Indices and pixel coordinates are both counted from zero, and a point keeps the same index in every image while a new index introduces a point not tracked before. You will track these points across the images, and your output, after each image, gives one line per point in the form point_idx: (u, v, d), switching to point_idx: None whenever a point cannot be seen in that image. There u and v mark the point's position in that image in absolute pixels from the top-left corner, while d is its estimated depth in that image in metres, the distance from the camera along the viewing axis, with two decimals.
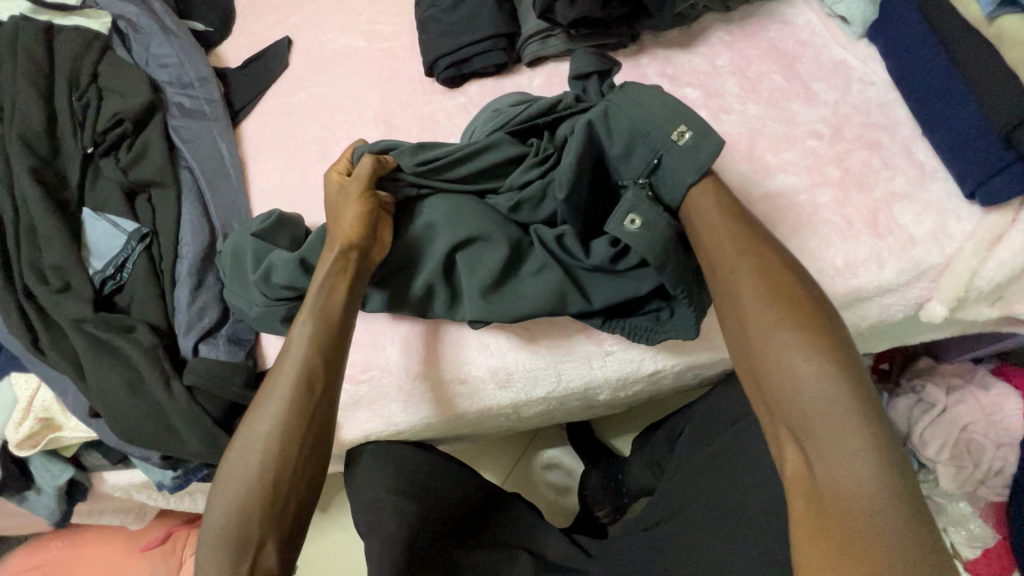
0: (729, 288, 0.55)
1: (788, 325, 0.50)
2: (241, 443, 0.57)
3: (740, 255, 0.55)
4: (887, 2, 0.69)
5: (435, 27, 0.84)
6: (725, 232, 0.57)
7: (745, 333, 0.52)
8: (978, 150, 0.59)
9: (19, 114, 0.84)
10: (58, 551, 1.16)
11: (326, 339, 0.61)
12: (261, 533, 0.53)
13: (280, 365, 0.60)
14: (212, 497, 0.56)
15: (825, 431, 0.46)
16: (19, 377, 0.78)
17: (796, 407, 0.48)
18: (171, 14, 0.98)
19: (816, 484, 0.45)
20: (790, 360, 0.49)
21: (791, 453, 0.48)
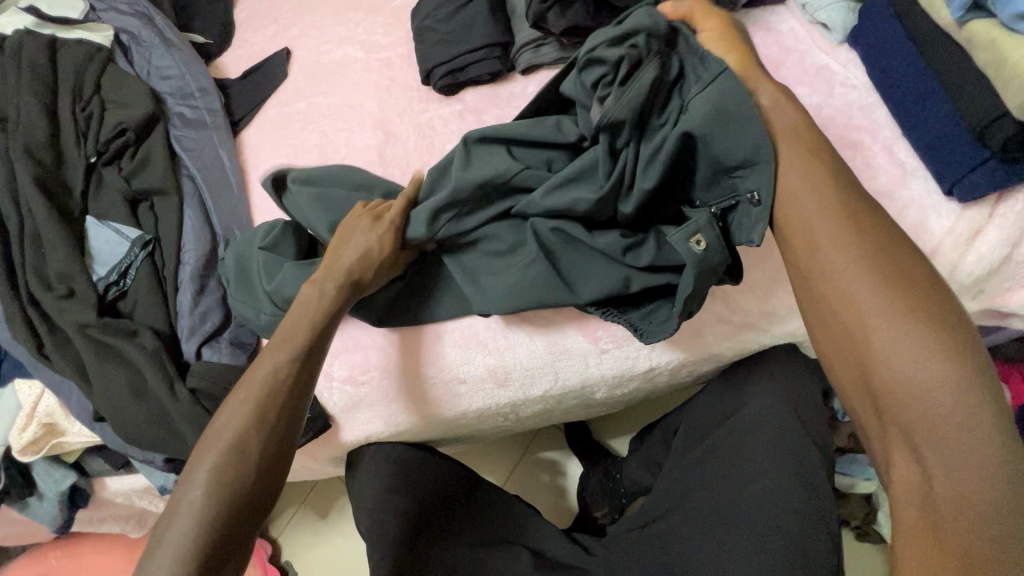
0: (829, 279, 0.51)
1: (904, 325, 0.47)
2: (218, 442, 0.55)
3: (843, 243, 0.51)
4: (865, 10, 0.71)
5: (431, 36, 0.86)
6: (823, 214, 0.53)
7: (849, 325, 0.49)
8: (954, 148, 0.62)
9: (24, 125, 0.86)
10: (58, 560, 1.16)
11: (318, 344, 0.63)
12: (227, 556, 0.52)
13: (253, 379, 0.59)
14: (178, 492, 0.53)
15: (947, 440, 0.43)
16: (22, 384, 0.79)
17: (911, 412, 0.45)
18: (172, 28, 1.00)
19: (932, 493, 0.43)
20: (907, 360, 0.46)
21: (900, 457, 0.46)
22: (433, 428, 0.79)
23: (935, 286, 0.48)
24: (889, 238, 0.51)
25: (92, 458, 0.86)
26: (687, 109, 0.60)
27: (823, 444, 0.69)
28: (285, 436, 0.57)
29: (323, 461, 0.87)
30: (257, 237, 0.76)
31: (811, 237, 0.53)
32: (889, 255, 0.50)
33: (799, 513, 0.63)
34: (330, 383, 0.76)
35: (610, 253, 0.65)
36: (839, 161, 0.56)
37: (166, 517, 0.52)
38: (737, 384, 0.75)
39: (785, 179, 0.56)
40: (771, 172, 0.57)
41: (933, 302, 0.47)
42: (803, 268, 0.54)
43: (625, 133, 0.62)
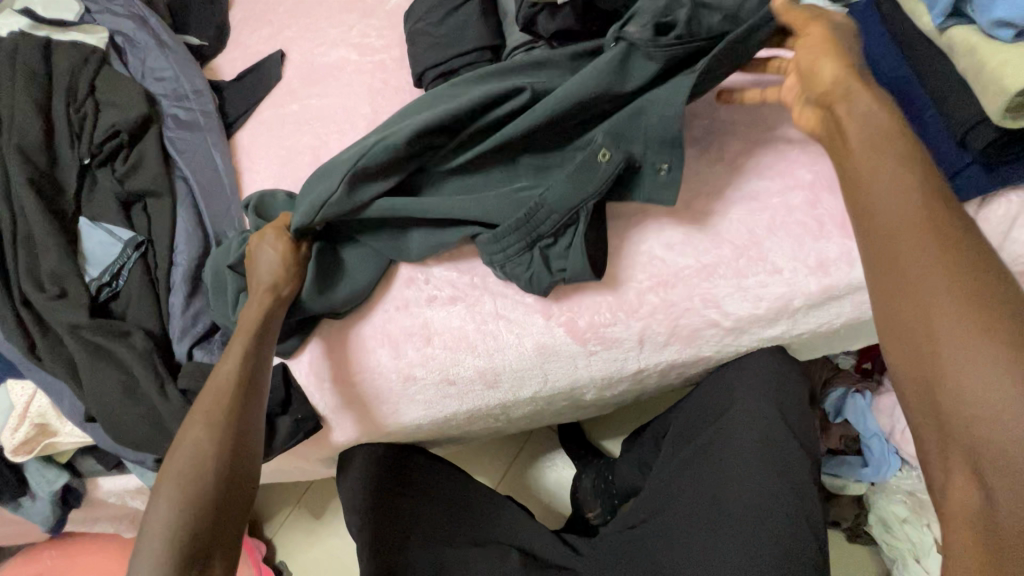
0: (909, 278, 0.42)
1: (993, 335, 0.37)
2: (179, 455, 0.58)
3: (926, 242, 0.42)
4: (853, 16, 0.72)
5: (424, 39, 0.87)
6: (909, 210, 0.43)
7: (918, 325, 0.41)
8: (939, 152, 0.62)
9: (18, 127, 0.86)
10: (52, 560, 1.16)
11: (258, 349, 0.67)
12: (207, 548, 0.54)
13: (207, 387, 0.64)
14: (150, 507, 0.56)
15: (1017, 476, 0.35)
16: (15, 384, 0.79)
17: (981, 431, 0.37)
18: (167, 29, 1.01)
19: (993, 523, 0.36)
20: (986, 378, 0.37)
21: (962, 479, 0.38)
22: (423, 430, 0.80)
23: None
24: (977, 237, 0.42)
25: (85, 458, 0.86)
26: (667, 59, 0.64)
27: (810, 447, 0.69)
28: (241, 435, 0.60)
29: (315, 461, 0.87)
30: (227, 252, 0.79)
31: (891, 233, 0.44)
32: (981, 260, 0.40)
33: (785, 513, 0.63)
34: (323, 385, 0.77)
35: (483, 205, 0.69)
36: (927, 153, 0.47)
37: (142, 534, 0.54)
38: (726, 384, 0.74)
39: (863, 166, 0.47)
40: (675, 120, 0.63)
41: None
42: (881, 265, 0.44)
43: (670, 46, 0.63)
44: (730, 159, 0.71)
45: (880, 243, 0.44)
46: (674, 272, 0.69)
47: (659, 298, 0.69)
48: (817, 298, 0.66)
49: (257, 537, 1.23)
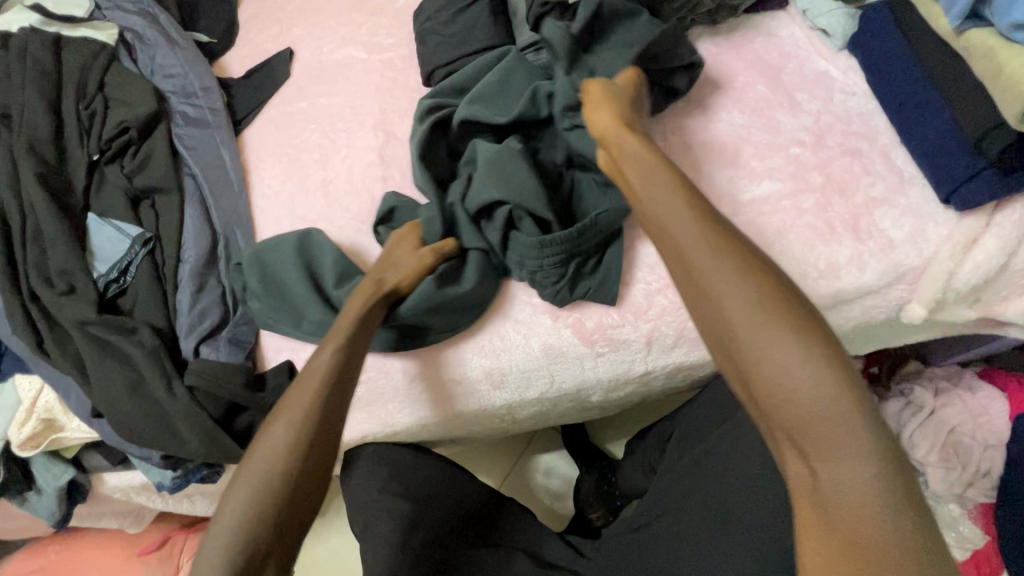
0: (712, 294, 0.48)
1: (776, 327, 0.45)
2: (259, 450, 0.57)
3: (716, 260, 0.48)
4: (865, 17, 0.71)
5: (432, 38, 0.86)
6: (700, 235, 0.50)
7: (726, 338, 0.47)
8: (953, 156, 0.61)
9: (27, 123, 0.86)
10: (57, 555, 1.17)
11: (353, 354, 0.64)
12: (266, 544, 0.53)
13: (304, 375, 0.61)
14: (224, 499, 0.55)
15: (825, 445, 0.43)
16: (23, 379, 0.80)
17: (791, 418, 0.44)
18: (176, 27, 1.01)
19: (819, 493, 0.43)
20: (790, 371, 0.44)
21: (792, 458, 0.45)
22: (429, 429, 0.79)
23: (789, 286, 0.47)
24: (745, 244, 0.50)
25: (90, 454, 0.86)
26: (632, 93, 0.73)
27: None
28: (319, 442, 0.58)
29: None
30: (286, 249, 0.77)
31: (696, 258, 0.49)
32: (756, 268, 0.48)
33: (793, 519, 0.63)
34: None
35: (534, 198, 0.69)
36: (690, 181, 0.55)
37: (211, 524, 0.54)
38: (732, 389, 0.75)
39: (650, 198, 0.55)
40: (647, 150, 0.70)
41: (797, 301, 0.47)
42: (690, 283, 0.50)
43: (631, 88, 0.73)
44: (740, 157, 0.70)
45: (689, 266, 0.50)
46: None
47: (668, 301, 0.69)
48: (827, 303, 0.63)
49: None
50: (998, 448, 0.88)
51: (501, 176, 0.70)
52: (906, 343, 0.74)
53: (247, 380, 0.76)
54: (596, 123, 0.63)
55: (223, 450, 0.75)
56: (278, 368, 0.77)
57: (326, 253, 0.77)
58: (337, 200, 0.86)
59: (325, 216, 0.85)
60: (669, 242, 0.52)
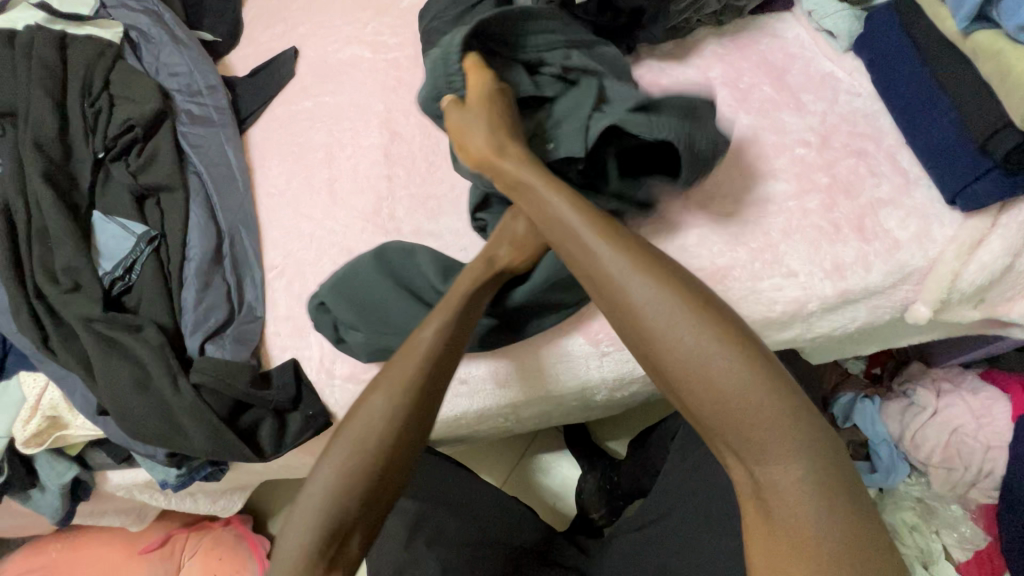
0: (630, 310, 0.49)
1: (695, 334, 0.46)
2: (353, 423, 0.54)
3: (630, 273, 0.49)
4: (871, 18, 0.71)
5: (438, 38, 0.86)
6: (620, 248, 0.51)
7: (650, 350, 0.48)
8: (960, 157, 0.61)
9: (32, 120, 0.86)
10: (58, 553, 1.17)
11: (457, 336, 0.60)
12: (351, 523, 0.51)
13: (410, 346, 0.58)
14: (314, 470, 0.52)
15: (756, 443, 0.44)
16: (27, 376, 0.80)
17: (721, 420, 0.45)
18: (181, 25, 1.01)
19: (760, 493, 0.44)
20: (716, 375, 0.45)
21: (732, 460, 0.46)
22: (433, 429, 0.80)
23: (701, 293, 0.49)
24: (655, 253, 0.52)
25: (94, 451, 0.86)
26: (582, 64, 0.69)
27: None
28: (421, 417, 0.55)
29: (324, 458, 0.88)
30: (367, 266, 0.74)
31: (615, 273, 0.50)
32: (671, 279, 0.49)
33: None
34: (331, 381, 0.77)
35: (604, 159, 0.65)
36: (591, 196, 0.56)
37: (299, 494, 0.52)
38: None
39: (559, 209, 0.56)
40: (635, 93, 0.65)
41: (706, 304, 0.48)
42: (608, 298, 0.51)
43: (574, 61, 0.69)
44: (745, 157, 0.70)
45: (609, 282, 0.50)
46: None
47: None
48: (833, 303, 0.63)
49: (262, 532, 1.24)
50: (1001, 449, 0.87)
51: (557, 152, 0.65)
52: (910, 343, 0.74)
53: (253, 378, 0.76)
54: (471, 150, 0.64)
55: (231, 450, 0.75)
56: (283, 366, 0.77)
57: (418, 257, 0.74)
58: (342, 199, 0.86)
59: (330, 215, 0.85)
60: (585, 256, 0.52)
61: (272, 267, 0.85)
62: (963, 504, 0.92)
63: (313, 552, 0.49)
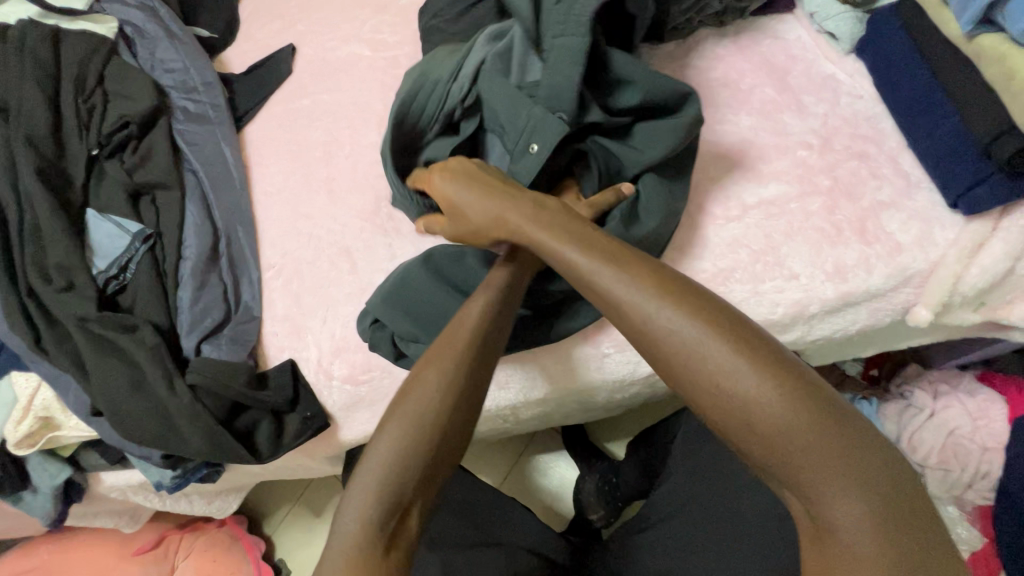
0: (665, 354, 0.45)
1: (737, 376, 0.42)
2: (408, 397, 0.51)
3: (661, 313, 0.45)
4: (874, 21, 0.71)
5: (439, 36, 0.86)
6: (638, 274, 0.47)
7: (693, 395, 0.44)
8: (962, 160, 0.61)
9: (25, 116, 0.85)
10: (49, 554, 1.15)
11: (510, 307, 0.58)
12: (409, 500, 0.48)
13: (459, 322, 0.55)
14: (371, 443, 0.49)
15: (816, 486, 0.41)
16: (19, 376, 0.79)
17: (776, 463, 0.42)
18: (177, 21, 1.00)
19: (824, 536, 0.41)
20: (766, 418, 0.41)
21: (791, 501, 0.43)
22: None
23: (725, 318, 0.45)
24: (672, 275, 0.48)
25: (87, 452, 0.85)
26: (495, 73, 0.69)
27: None
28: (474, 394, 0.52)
29: (321, 459, 0.87)
30: (419, 279, 0.70)
31: (632, 306, 0.46)
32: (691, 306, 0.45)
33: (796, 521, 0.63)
34: (330, 382, 0.76)
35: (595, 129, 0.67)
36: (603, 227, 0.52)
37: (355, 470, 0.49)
38: None
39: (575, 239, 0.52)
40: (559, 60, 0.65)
41: (745, 340, 0.44)
42: (639, 339, 0.47)
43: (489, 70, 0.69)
44: (748, 159, 0.70)
45: (628, 317, 0.47)
46: None
47: None
48: (834, 306, 0.63)
49: (256, 534, 1.23)
50: (997, 451, 0.88)
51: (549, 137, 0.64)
52: (909, 346, 0.74)
53: (250, 379, 0.75)
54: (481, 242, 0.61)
55: (225, 451, 0.74)
56: (281, 367, 0.76)
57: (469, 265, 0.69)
58: (341, 198, 0.85)
59: (329, 214, 0.84)
60: (609, 291, 0.48)
61: (269, 266, 0.84)
62: (959, 505, 0.92)
63: (371, 531, 0.45)
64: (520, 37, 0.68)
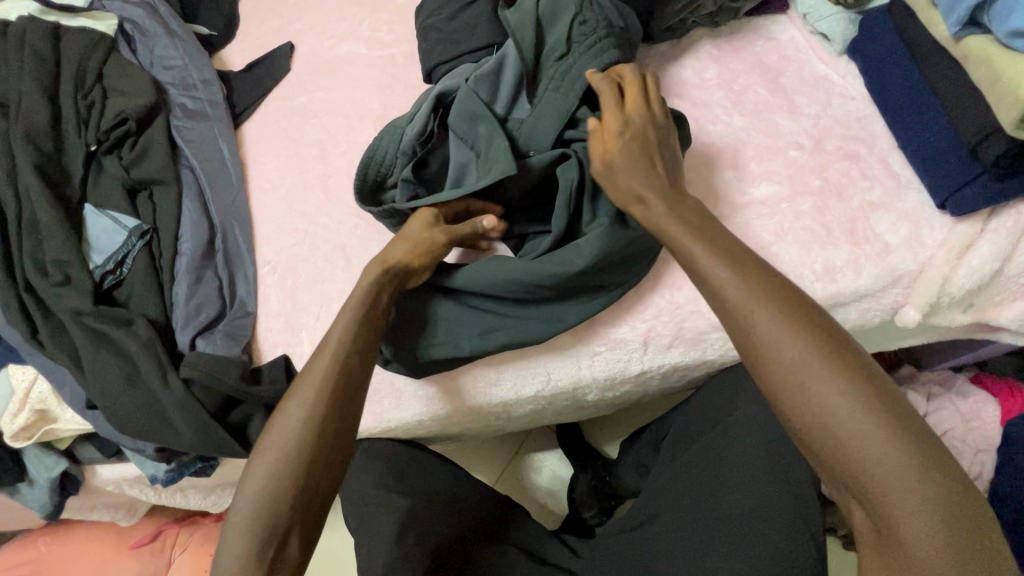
0: (758, 349, 0.48)
1: (825, 377, 0.45)
2: (272, 431, 0.57)
3: (762, 309, 0.49)
4: (866, 21, 0.71)
5: (434, 35, 0.86)
6: (746, 280, 0.50)
7: (776, 389, 0.47)
8: (950, 161, 0.61)
9: (24, 111, 0.86)
10: (46, 547, 1.16)
11: (368, 332, 0.63)
12: (286, 525, 0.53)
13: (317, 356, 0.61)
14: (244, 477, 0.56)
15: (888, 495, 0.42)
16: (16, 369, 0.79)
17: (849, 468, 0.43)
18: (176, 18, 1.01)
19: (888, 546, 0.42)
20: (847, 421, 0.44)
21: (856, 508, 0.44)
22: (424, 426, 0.80)
23: (834, 329, 0.48)
24: (788, 285, 0.50)
25: (83, 445, 0.86)
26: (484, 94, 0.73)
27: None
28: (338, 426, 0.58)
29: None
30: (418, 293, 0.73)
31: (737, 306, 0.50)
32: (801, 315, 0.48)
33: (784, 520, 0.63)
34: None
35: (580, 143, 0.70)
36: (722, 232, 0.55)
37: (231, 505, 0.55)
38: (728, 390, 0.75)
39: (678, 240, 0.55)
40: (555, 85, 0.72)
41: (839, 347, 0.47)
42: (734, 332, 0.50)
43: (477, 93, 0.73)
44: (739, 160, 0.70)
45: (732, 315, 0.50)
46: (679, 275, 0.70)
47: (665, 301, 0.70)
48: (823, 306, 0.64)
49: None
50: (988, 452, 0.88)
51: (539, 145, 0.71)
52: (899, 347, 0.75)
53: (244, 373, 0.76)
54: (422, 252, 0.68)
55: (218, 445, 0.75)
56: (274, 363, 0.77)
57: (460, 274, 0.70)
58: (336, 195, 0.86)
59: (324, 212, 0.85)
60: (710, 289, 0.52)
61: (264, 263, 0.85)
62: None
63: (249, 558, 0.52)
64: (516, 71, 0.73)
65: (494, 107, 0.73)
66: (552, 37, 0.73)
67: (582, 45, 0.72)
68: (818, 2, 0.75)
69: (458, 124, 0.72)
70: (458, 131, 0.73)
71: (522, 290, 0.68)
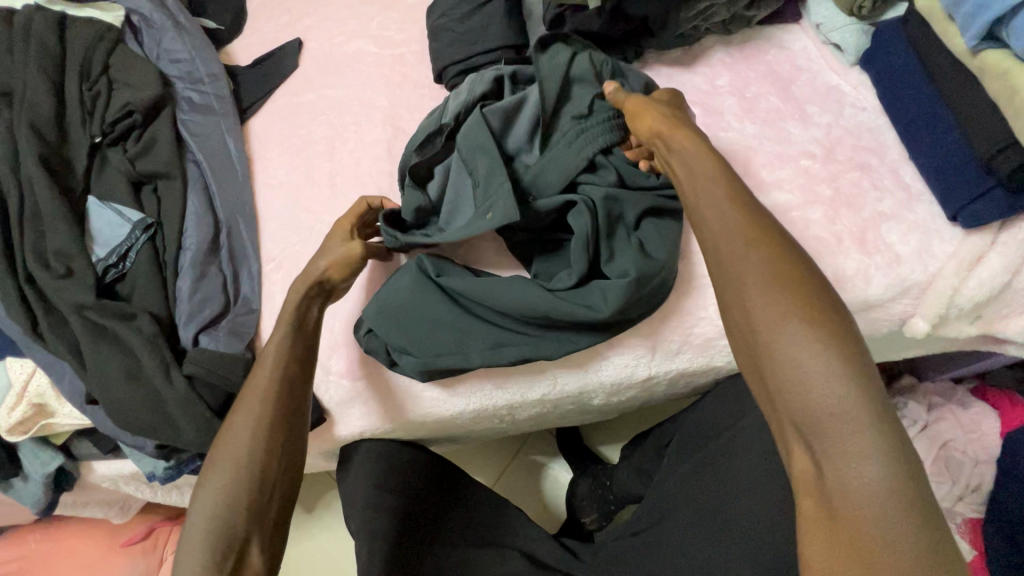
0: (734, 281, 0.48)
1: (795, 314, 0.44)
2: (223, 444, 0.60)
3: (742, 245, 0.48)
4: (879, 33, 0.72)
5: (447, 35, 0.86)
6: (732, 225, 0.49)
7: (743, 322, 0.46)
8: (962, 173, 0.62)
9: (28, 101, 0.85)
10: (36, 543, 1.14)
11: (301, 342, 0.66)
12: (245, 533, 0.56)
13: (257, 368, 0.64)
14: (196, 493, 0.58)
15: (837, 433, 0.40)
16: (14, 362, 0.78)
17: (801, 403, 0.42)
18: (184, 11, 1.00)
19: (825, 488, 0.40)
20: (806, 359, 0.42)
21: (798, 449, 0.43)
22: (428, 428, 0.79)
23: (819, 277, 0.46)
24: (779, 231, 0.49)
25: (80, 441, 0.85)
26: (499, 119, 0.71)
27: None
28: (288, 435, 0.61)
29: (315, 455, 0.87)
30: (424, 298, 0.70)
31: (720, 240, 0.50)
32: (786, 258, 0.47)
33: (792, 526, 0.62)
34: (327, 377, 0.76)
35: (592, 192, 0.68)
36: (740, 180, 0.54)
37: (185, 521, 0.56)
38: (735, 397, 0.74)
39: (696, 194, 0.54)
40: (575, 136, 0.71)
41: (817, 290, 0.46)
42: (714, 267, 0.50)
43: (494, 118, 0.71)
44: (751, 167, 0.70)
45: (714, 248, 0.50)
46: (689, 281, 0.70)
47: (674, 307, 0.70)
48: None
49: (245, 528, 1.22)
50: (988, 464, 0.89)
51: (545, 188, 0.70)
52: (904, 357, 0.75)
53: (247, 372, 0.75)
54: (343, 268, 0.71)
55: None
56: None
57: (468, 287, 0.68)
58: (343, 193, 0.85)
59: (331, 209, 0.84)
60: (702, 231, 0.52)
61: (269, 259, 0.84)
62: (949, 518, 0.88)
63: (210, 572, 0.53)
64: (531, 115, 0.72)
65: (503, 143, 0.72)
66: (578, 100, 0.73)
67: (603, 113, 0.71)
68: (831, 13, 0.75)
69: (465, 147, 0.71)
70: (460, 156, 0.71)
71: (539, 318, 0.66)
